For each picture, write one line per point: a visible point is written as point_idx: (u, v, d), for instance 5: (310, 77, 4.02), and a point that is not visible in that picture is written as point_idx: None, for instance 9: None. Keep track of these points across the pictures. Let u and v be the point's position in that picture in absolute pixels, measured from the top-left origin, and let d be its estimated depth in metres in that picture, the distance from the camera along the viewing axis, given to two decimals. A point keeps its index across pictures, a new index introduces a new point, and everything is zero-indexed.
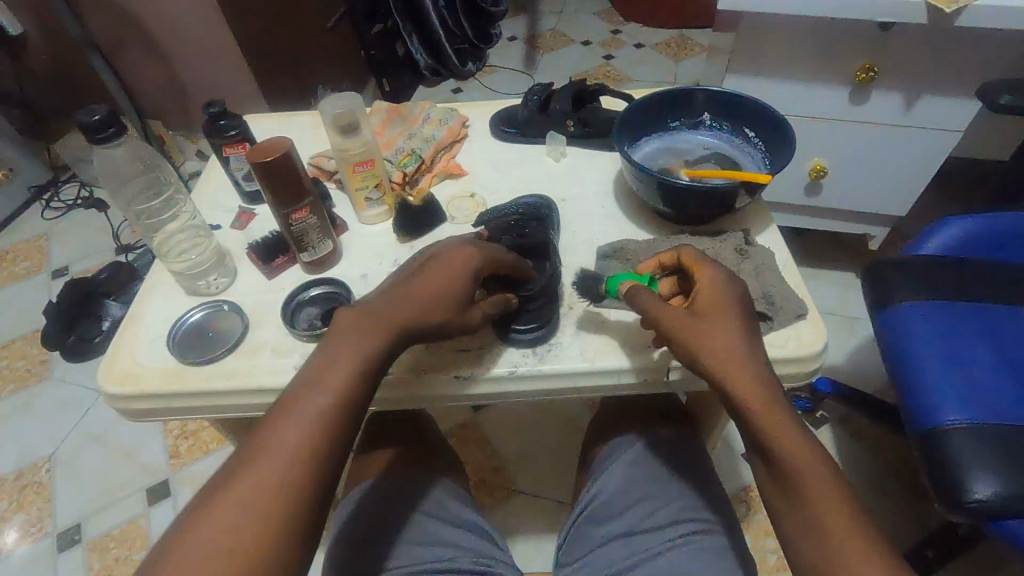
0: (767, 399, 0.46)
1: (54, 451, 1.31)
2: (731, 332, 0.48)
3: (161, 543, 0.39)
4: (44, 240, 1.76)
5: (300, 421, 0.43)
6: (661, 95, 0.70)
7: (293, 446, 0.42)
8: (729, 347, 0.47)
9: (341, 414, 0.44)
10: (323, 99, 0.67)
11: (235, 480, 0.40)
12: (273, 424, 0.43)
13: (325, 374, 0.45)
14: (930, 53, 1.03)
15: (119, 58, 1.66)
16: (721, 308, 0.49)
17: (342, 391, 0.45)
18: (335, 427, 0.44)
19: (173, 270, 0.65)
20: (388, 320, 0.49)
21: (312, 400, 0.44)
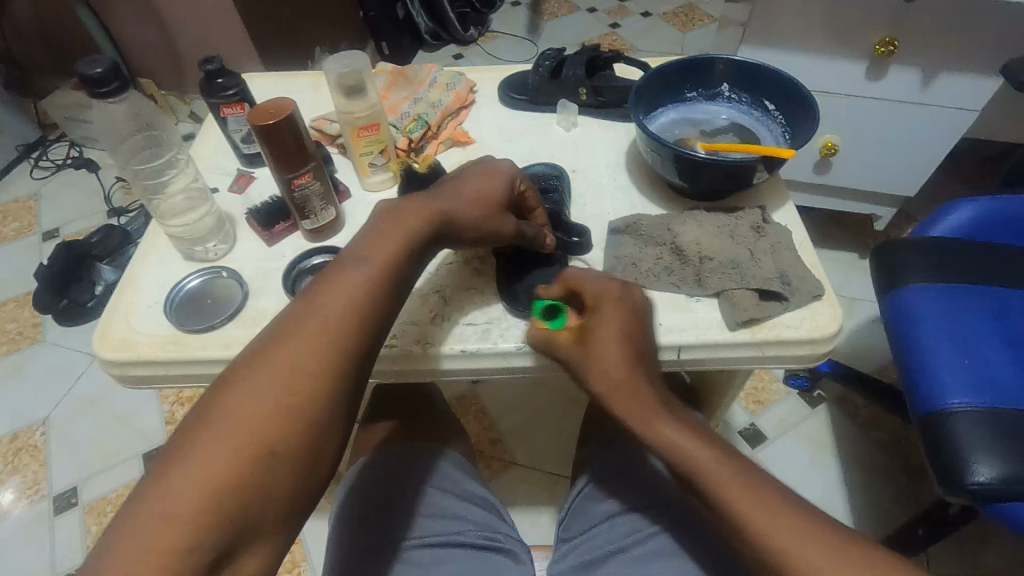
0: (641, 405, 0.49)
1: (49, 415, 1.30)
2: (614, 357, 0.51)
3: (157, 460, 0.38)
4: (34, 201, 1.72)
5: (304, 330, 0.43)
6: (680, 64, 0.67)
7: (297, 354, 0.42)
8: (610, 373, 0.50)
9: (346, 323, 0.44)
10: (329, 56, 0.63)
11: (238, 383, 0.40)
12: (276, 333, 0.43)
13: (324, 298, 0.44)
14: (953, 28, 1.00)
15: (108, 12, 1.59)
16: (607, 340, 0.51)
17: (348, 301, 0.45)
18: (341, 336, 0.43)
19: (170, 234, 0.63)
20: (395, 236, 0.49)
21: (310, 321, 0.43)
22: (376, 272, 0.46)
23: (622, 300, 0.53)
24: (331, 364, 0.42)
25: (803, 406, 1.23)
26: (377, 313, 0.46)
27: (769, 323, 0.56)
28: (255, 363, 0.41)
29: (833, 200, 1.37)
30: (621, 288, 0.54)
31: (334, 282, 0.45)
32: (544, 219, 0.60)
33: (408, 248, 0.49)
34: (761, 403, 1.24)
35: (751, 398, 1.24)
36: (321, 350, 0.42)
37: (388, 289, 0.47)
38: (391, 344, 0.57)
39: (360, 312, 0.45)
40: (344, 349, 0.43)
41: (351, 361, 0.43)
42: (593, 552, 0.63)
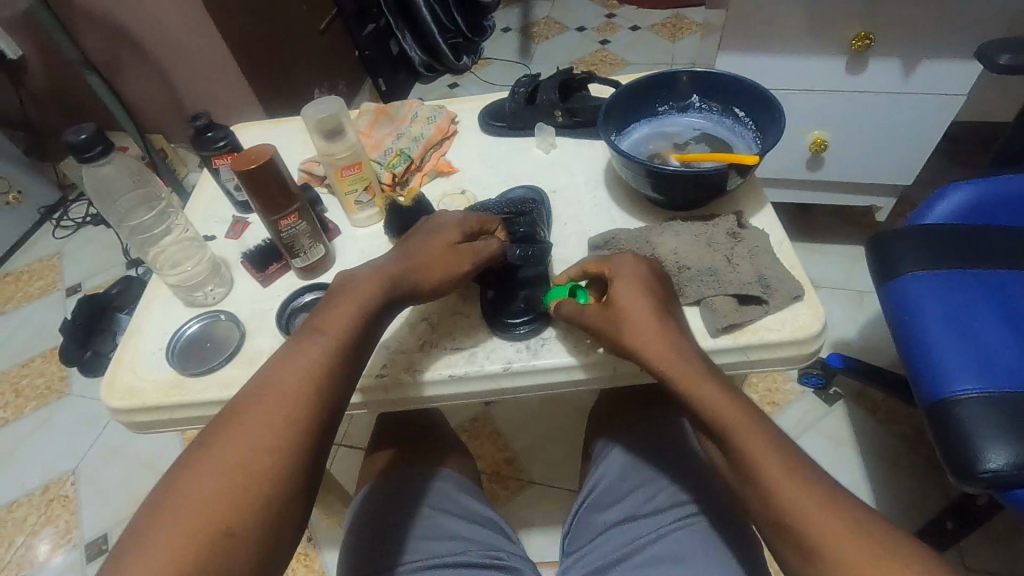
0: (676, 358, 0.49)
1: (78, 464, 1.35)
2: (644, 313, 0.51)
3: (120, 544, 0.40)
4: (57, 259, 1.80)
5: (262, 408, 0.45)
6: (647, 80, 0.69)
7: (259, 429, 0.44)
8: (637, 325, 0.51)
9: (304, 397, 0.46)
10: (305, 104, 0.65)
11: (200, 464, 0.42)
12: (238, 410, 0.45)
13: (283, 373, 0.47)
14: (927, 17, 1.00)
15: (116, 75, 1.68)
16: (630, 303, 0.52)
17: (307, 375, 0.47)
18: (298, 411, 0.45)
19: (170, 283, 0.66)
20: (350, 305, 0.51)
21: (269, 397, 0.45)
22: (331, 345, 0.49)
23: (640, 264, 0.54)
24: (289, 439, 0.44)
25: (818, 405, 1.22)
26: (336, 384, 0.48)
27: (750, 327, 0.56)
28: (216, 442, 0.43)
29: (831, 195, 1.37)
30: (634, 258, 0.55)
31: (293, 356, 0.48)
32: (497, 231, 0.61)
33: (365, 313, 0.51)
34: (775, 404, 1.22)
35: (765, 401, 1.23)
36: (281, 426, 0.44)
37: (346, 358, 0.49)
38: (380, 373, 0.59)
39: (320, 384, 0.47)
40: (303, 422, 0.45)
41: (310, 433, 0.45)
42: (599, 563, 0.63)
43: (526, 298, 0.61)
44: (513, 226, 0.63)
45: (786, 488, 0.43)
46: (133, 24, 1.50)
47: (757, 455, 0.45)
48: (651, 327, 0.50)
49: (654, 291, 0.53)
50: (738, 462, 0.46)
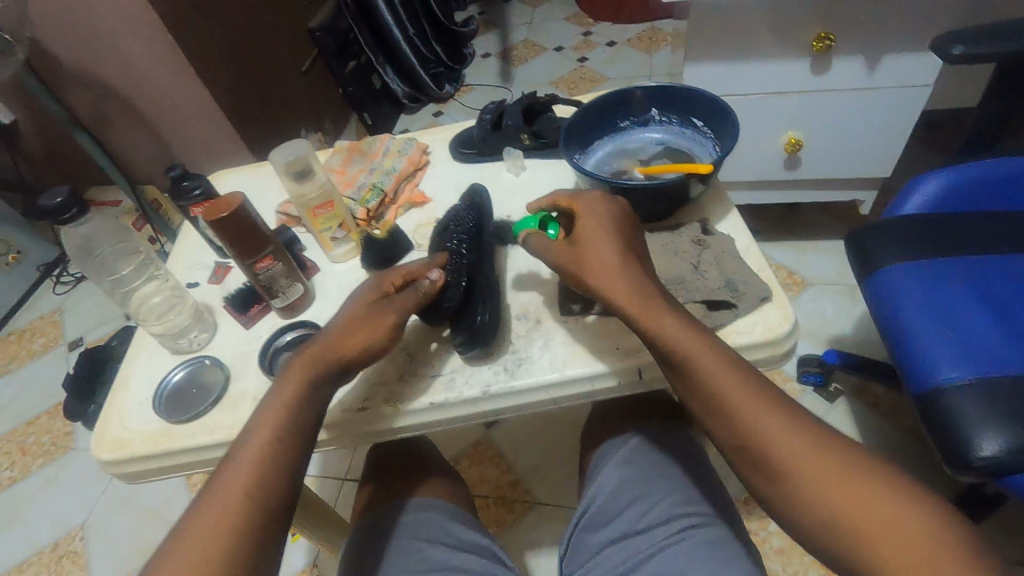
0: (638, 297, 0.52)
1: (86, 518, 1.35)
2: (610, 252, 0.54)
3: None
4: (58, 315, 1.82)
5: (247, 441, 0.49)
6: (605, 98, 0.71)
7: (237, 486, 0.46)
8: (608, 268, 0.53)
9: (279, 421, 0.49)
10: (273, 150, 0.66)
11: (204, 509, 0.46)
12: (221, 470, 0.48)
13: (257, 427, 0.49)
14: (885, 14, 1.02)
15: (106, 132, 1.72)
16: (597, 244, 0.54)
17: (277, 425, 0.49)
18: (278, 433, 0.49)
19: (154, 333, 0.67)
20: (320, 341, 0.54)
21: (244, 453, 0.48)
22: (298, 377, 0.51)
23: (606, 205, 0.57)
24: (277, 463, 0.48)
25: (820, 403, 1.21)
26: (303, 430, 0.50)
27: (722, 332, 0.57)
28: (209, 495, 0.47)
29: (812, 192, 1.38)
30: (601, 197, 0.58)
31: (266, 409, 0.50)
32: (439, 271, 0.58)
33: (325, 355, 0.53)
34: None
35: None
36: (265, 454, 0.48)
37: (311, 403, 0.51)
38: (361, 406, 0.59)
39: (288, 430, 0.49)
40: (279, 467, 0.48)
41: (293, 451, 0.49)
42: None
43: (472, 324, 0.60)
44: (463, 223, 0.65)
45: (785, 448, 0.47)
46: (120, 82, 1.54)
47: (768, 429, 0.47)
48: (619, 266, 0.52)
49: (620, 232, 0.55)
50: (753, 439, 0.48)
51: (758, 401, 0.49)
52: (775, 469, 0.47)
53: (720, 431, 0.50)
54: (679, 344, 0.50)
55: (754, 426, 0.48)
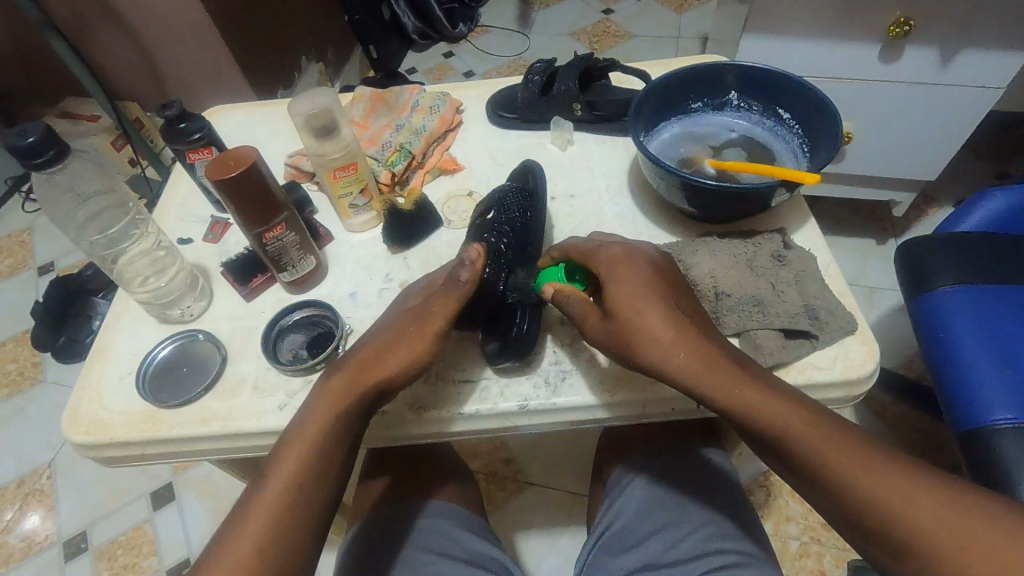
0: (711, 373, 0.44)
1: (54, 457, 1.28)
2: (659, 317, 0.45)
3: None
4: (26, 235, 1.69)
5: (268, 480, 0.45)
6: (683, 74, 0.61)
7: (257, 523, 0.43)
8: (658, 338, 0.45)
9: (301, 461, 0.46)
10: (292, 96, 0.58)
11: (219, 550, 0.43)
12: (245, 503, 0.45)
13: (284, 458, 0.46)
14: (973, 4, 0.92)
15: (83, 39, 1.54)
16: (636, 299, 0.46)
17: (302, 454, 0.46)
18: (298, 478, 0.45)
19: (140, 299, 0.58)
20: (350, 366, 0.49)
21: (267, 486, 0.45)
22: (324, 409, 0.47)
23: (636, 257, 0.48)
24: (297, 509, 0.44)
25: None
26: (327, 458, 0.46)
27: (798, 365, 0.50)
28: (234, 530, 0.44)
29: (847, 188, 1.30)
30: (623, 248, 0.49)
31: (292, 440, 0.46)
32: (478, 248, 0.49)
33: (346, 391, 0.48)
34: None
35: None
36: (283, 498, 0.44)
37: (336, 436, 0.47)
38: (381, 410, 0.52)
39: (315, 460, 0.46)
40: (302, 500, 0.45)
41: (314, 493, 0.45)
42: None
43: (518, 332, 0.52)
44: (512, 207, 0.58)
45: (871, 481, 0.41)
46: None
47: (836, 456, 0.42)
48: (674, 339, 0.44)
49: (657, 283, 0.47)
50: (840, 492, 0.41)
51: (879, 474, 0.41)
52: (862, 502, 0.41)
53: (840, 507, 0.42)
54: (769, 419, 0.43)
55: (878, 492, 0.40)
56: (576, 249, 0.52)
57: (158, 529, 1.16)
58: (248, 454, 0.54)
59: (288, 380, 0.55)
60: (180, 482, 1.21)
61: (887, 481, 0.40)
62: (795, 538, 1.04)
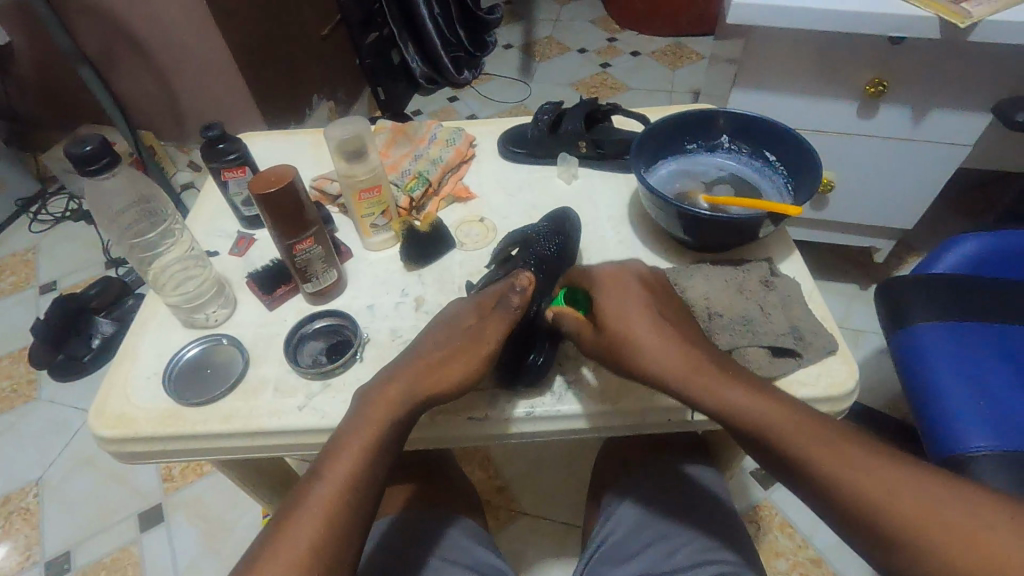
0: (688, 375, 0.49)
1: (42, 475, 1.27)
2: (634, 322, 0.51)
3: None
4: (32, 254, 1.72)
5: (324, 479, 0.46)
6: (680, 118, 0.68)
7: (314, 522, 0.44)
8: (638, 343, 0.50)
9: (357, 465, 0.47)
10: (330, 122, 0.64)
11: (271, 551, 0.43)
12: (299, 500, 0.46)
13: (338, 459, 0.47)
14: (940, 69, 1.01)
15: (108, 69, 1.61)
16: (623, 310, 0.52)
17: (358, 457, 0.47)
18: (352, 483, 0.46)
19: (169, 303, 0.62)
20: (408, 375, 0.51)
21: (321, 485, 0.46)
22: (379, 415, 0.49)
23: (625, 274, 0.55)
24: (351, 507, 0.46)
25: None
26: (378, 460, 0.48)
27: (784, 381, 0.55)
28: (288, 529, 0.44)
29: (831, 234, 1.38)
30: (616, 267, 0.56)
31: (347, 443, 0.48)
32: (529, 277, 0.53)
33: (404, 399, 0.50)
34: None
35: None
36: (336, 502, 0.45)
37: (389, 440, 0.49)
38: None
39: (368, 463, 0.47)
40: (353, 502, 0.46)
41: (365, 498, 0.47)
42: None
43: (535, 364, 0.56)
44: (544, 243, 0.62)
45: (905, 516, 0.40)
46: (132, 19, 1.45)
47: (848, 477, 0.42)
48: (657, 340, 0.50)
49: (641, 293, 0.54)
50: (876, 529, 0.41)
51: (870, 472, 0.42)
52: (898, 541, 0.40)
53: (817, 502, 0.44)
54: (742, 415, 0.47)
55: (829, 470, 0.43)
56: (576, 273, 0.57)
57: (144, 551, 1.15)
58: (266, 453, 0.56)
59: (307, 384, 0.58)
60: (170, 503, 1.20)
61: (879, 481, 0.42)
62: (785, 573, 1.05)
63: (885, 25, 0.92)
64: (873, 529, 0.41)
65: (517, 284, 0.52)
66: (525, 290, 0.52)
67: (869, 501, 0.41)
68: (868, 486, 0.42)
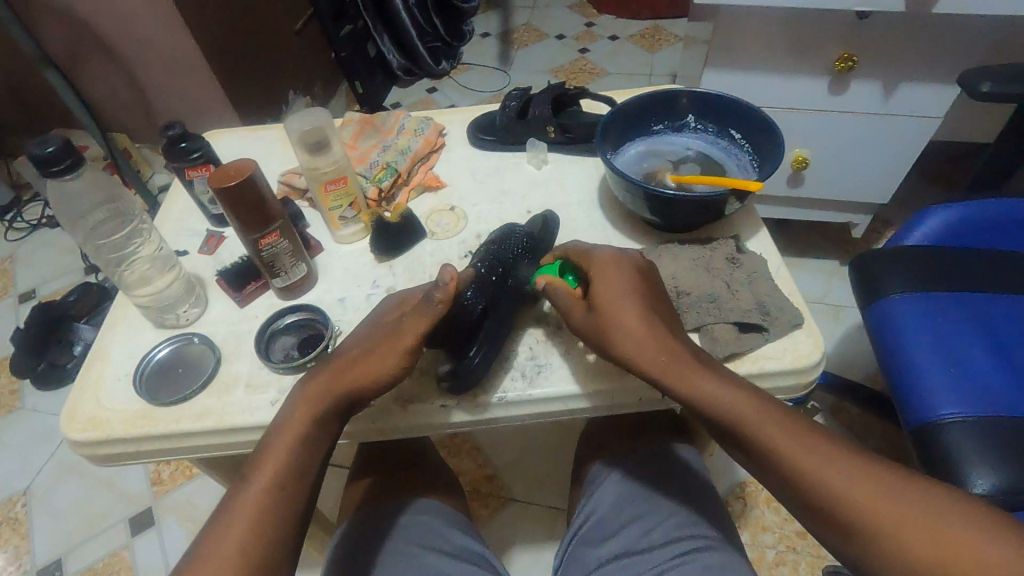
0: (662, 364, 0.49)
1: (30, 484, 1.26)
2: (633, 313, 0.51)
3: None
4: (9, 263, 1.69)
5: (251, 481, 0.48)
6: (645, 98, 0.68)
7: (242, 527, 0.46)
8: (632, 333, 0.50)
9: (282, 464, 0.48)
10: (289, 115, 0.64)
11: (202, 558, 0.45)
12: (228, 507, 0.47)
13: (263, 462, 0.48)
14: (908, 42, 1.02)
15: (75, 71, 1.58)
16: (618, 305, 0.51)
17: (283, 458, 0.48)
18: (279, 486, 0.48)
19: (141, 303, 0.61)
20: (325, 376, 0.52)
21: (247, 489, 0.47)
22: (300, 414, 0.50)
23: (622, 259, 0.54)
24: (277, 508, 0.47)
25: None
26: (302, 458, 0.49)
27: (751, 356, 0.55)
28: (218, 534, 0.46)
29: (808, 211, 1.39)
30: (615, 252, 0.56)
31: (269, 446, 0.49)
32: (453, 270, 0.49)
33: (324, 406, 0.50)
34: None
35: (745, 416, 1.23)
36: (265, 503, 0.47)
37: (314, 440, 0.50)
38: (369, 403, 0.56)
39: (292, 463, 0.49)
40: (281, 500, 0.47)
41: (293, 497, 0.48)
42: None
43: (468, 362, 0.54)
44: (510, 244, 0.59)
45: (883, 505, 0.43)
46: (97, 20, 1.42)
47: (819, 473, 0.45)
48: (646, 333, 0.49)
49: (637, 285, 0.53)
50: (846, 518, 0.44)
51: (841, 464, 0.45)
52: (860, 537, 0.43)
53: (777, 473, 0.47)
54: (732, 412, 0.48)
55: (819, 478, 0.45)
56: (576, 249, 0.57)
57: (135, 555, 1.14)
58: (241, 449, 0.56)
59: (280, 379, 0.58)
60: (160, 506, 1.20)
61: (846, 468, 0.45)
62: (772, 547, 1.07)
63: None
64: (847, 521, 0.44)
65: (441, 279, 0.48)
66: (449, 285, 0.48)
67: (839, 497, 0.44)
68: (836, 471, 0.45)
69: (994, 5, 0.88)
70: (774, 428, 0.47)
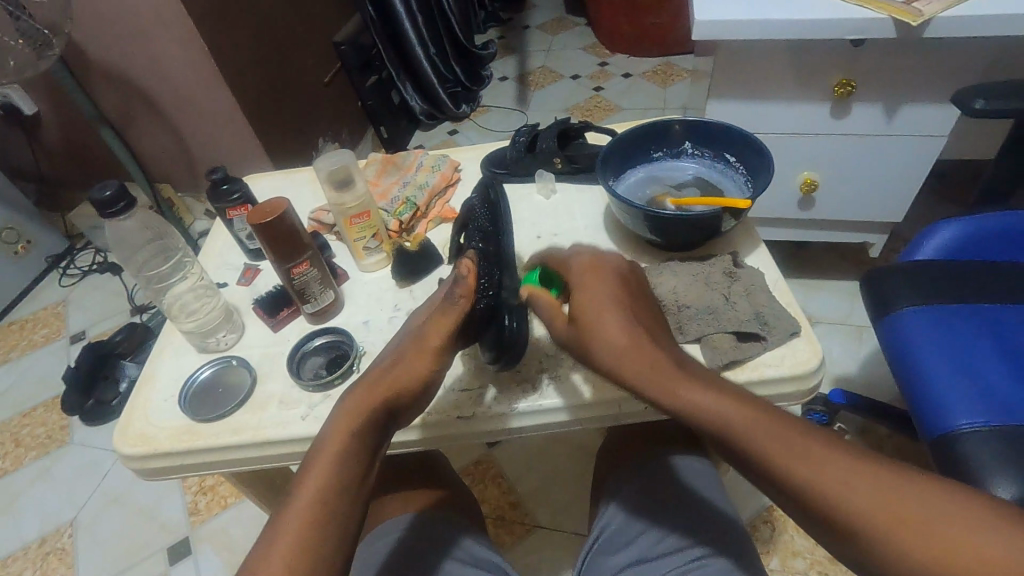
0: (653, 370, 0.48)
1: (76, 515, 1.33)
2: (616, 325, 0.51)
3: None
4: (62, 307, 1.81)
5: (292, 500, 0.46)
6: (643, 128, 0.73)
7: (286, 547, 0.43)
8: (614, 343, 0.50)
9: (325, 476, 0.47)
10: (318, 156, 0.70)
11: None
12: (270, 532, 0.44)
13: (304, 480, 0.47)
14: (905, 65, 1.05)
15: (126, 128, 1.73)
16: (600, 303, 0.53)
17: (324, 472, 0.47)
18: (318, 505, 0.45)
19: (184, 329, 0.68)
20: (360, 393, 0.52)
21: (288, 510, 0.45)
22: (339, 425, 0.50)
23: (599, 264, 0.57)
24: (326, 521, 0.45)
25: None
26: (349, 471, 0.48)
27: (751, 364, 0.58)
28: (260, 559, 0.43)
29: (822, 231, 1.40)
30: (593, 257, 0.58)
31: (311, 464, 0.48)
32: (467, 262, 0.55)
33: (363, 416, 0.50)
34: None
35: None
36: (315, 508, 0.45)
37: (359, 450, 0.49)
38: None
39: (337, 475, 0.47)
40: (330, 512, 0.45)
41: (339, 508, 0.46)
42: None
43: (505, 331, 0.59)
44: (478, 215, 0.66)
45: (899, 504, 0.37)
46: (146, 82, 1.56)
47: (836, 469, 0.40)
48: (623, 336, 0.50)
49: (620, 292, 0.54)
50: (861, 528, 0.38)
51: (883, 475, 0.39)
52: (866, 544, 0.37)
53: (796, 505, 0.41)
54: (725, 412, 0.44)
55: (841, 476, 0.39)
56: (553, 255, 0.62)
57: None
58: (274, 461, 0.61)
59: (309, 396, 0.63)
60: (196, 535, 1.25)
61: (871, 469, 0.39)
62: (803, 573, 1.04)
63: (843, 29, 0.97)
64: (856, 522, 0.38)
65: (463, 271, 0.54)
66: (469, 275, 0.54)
67: (851, 490, 0.38)
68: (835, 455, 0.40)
69: (984, 26, 0.91)
70: (780, 444, 0.41)
